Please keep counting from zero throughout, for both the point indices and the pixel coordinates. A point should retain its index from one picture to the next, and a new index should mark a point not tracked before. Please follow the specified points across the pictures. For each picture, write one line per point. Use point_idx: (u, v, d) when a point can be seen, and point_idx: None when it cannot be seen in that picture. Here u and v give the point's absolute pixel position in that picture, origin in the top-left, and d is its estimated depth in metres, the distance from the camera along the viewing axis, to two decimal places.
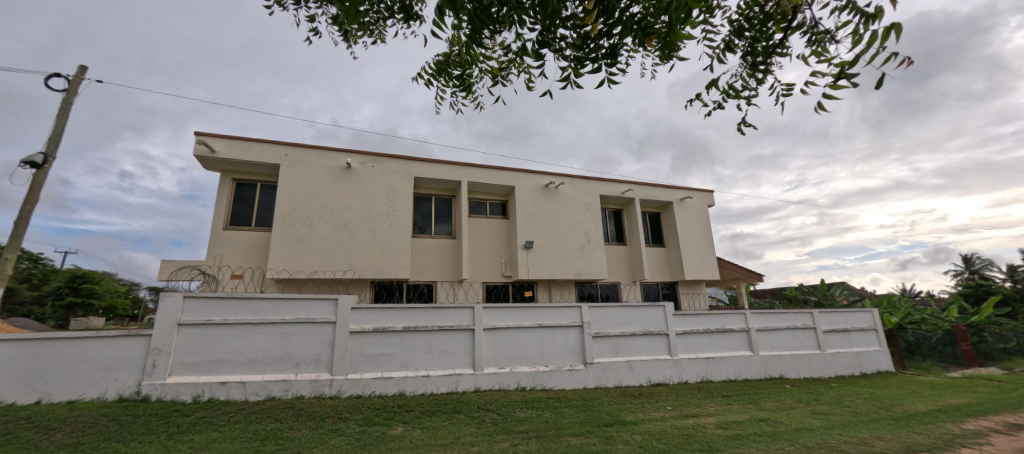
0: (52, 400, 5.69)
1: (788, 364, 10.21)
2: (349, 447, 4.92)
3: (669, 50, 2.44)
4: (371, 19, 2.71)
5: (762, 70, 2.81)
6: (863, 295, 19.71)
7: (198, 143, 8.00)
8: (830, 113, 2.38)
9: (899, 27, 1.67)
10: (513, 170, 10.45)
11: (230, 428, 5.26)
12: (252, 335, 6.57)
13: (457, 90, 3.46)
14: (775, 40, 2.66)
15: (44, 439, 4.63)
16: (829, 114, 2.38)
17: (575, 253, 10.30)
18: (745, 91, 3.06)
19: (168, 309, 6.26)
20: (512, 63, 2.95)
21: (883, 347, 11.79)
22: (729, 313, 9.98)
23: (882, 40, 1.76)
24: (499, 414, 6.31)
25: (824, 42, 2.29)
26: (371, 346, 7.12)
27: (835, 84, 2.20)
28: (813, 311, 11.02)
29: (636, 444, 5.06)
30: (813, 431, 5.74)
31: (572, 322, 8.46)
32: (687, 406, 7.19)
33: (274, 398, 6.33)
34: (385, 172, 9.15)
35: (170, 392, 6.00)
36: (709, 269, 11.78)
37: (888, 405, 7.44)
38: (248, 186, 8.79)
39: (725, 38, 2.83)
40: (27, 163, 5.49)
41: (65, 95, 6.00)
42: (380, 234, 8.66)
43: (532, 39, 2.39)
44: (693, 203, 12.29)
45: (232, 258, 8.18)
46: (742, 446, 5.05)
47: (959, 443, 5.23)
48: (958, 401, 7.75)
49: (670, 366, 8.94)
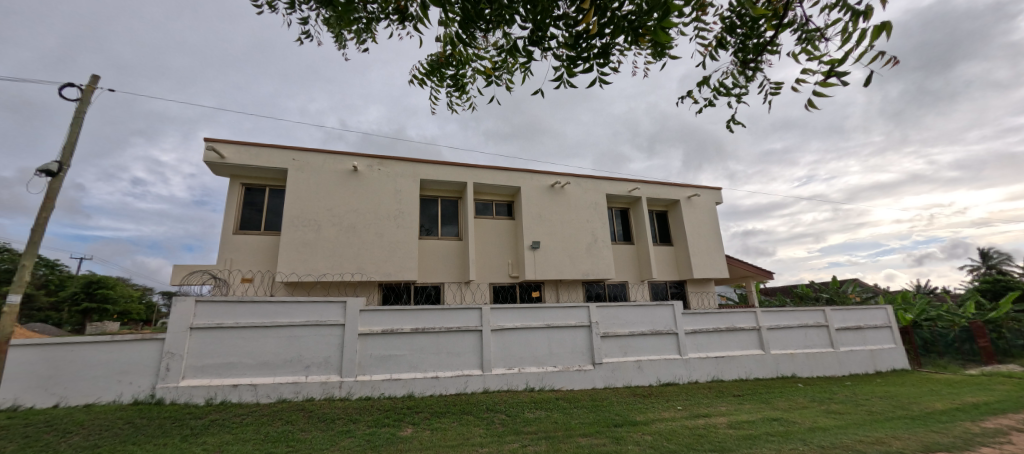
0: (69, 403, 5.79)
1: (800, 362, 10.08)
2: (360, 448, 4.95)
3: (660, 48, 2.39)
4: (363, 21, 2.69)
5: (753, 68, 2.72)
6: (877, 292, 19.51)
7: (207, 149, 8.09)
8: (820, 111, 2.28)
9: (889, 26, 1.60)
10: (519, 170, 10.43)
11: (242, 430, 5.32)
12: (263, 338, 6.64)
13: (451, 90, 3.44)
14: (767, 37, 2.57)
15: (62, 442, 4.71)
16: (820, 111, 2.28)
17: (582, 253, 10.27)
18: (737, 89, 2.97)
19: (180, 314, 6.34)
20: (504, 62, 2.92)
21: (898, 344, 11.59)
22: (739, 311, 9.87)
23: (872, 39, 1.68)
24: (508, 415, 6.30)
25: (815, 40, 2.21)
26: (380, 348, 7.16)
27: (825, 81, 2.11)
28: (825, 308, 10.88)
29: (646, 445, 5.02)
30: (828, 430, 5.66)
31: (580, 322, 8.43)
32: (698, 405, 7.13)
33: (285, 400, 6.39)
34: (390, 175, 9.19)
35: (184, 395, 6.09)
36: (719, 267, 11.67)
37: (905, 404, 7.30)
38: (257, 190, 8.88)
39: (715, 36, 2.74)
40: (42, 171, 5.60)
41: (78, 104, 6.11)
42: (387, 236, 8.70)
43: (522, 38, 2.34)
44: (701, 201, 12.16)
45: (242, 262, 8.26)
46: (754, 446, 4.99)
47: (979, 442, 5.11)
48: (978, 399, 7.58)
49: (679, 366, 8.87)
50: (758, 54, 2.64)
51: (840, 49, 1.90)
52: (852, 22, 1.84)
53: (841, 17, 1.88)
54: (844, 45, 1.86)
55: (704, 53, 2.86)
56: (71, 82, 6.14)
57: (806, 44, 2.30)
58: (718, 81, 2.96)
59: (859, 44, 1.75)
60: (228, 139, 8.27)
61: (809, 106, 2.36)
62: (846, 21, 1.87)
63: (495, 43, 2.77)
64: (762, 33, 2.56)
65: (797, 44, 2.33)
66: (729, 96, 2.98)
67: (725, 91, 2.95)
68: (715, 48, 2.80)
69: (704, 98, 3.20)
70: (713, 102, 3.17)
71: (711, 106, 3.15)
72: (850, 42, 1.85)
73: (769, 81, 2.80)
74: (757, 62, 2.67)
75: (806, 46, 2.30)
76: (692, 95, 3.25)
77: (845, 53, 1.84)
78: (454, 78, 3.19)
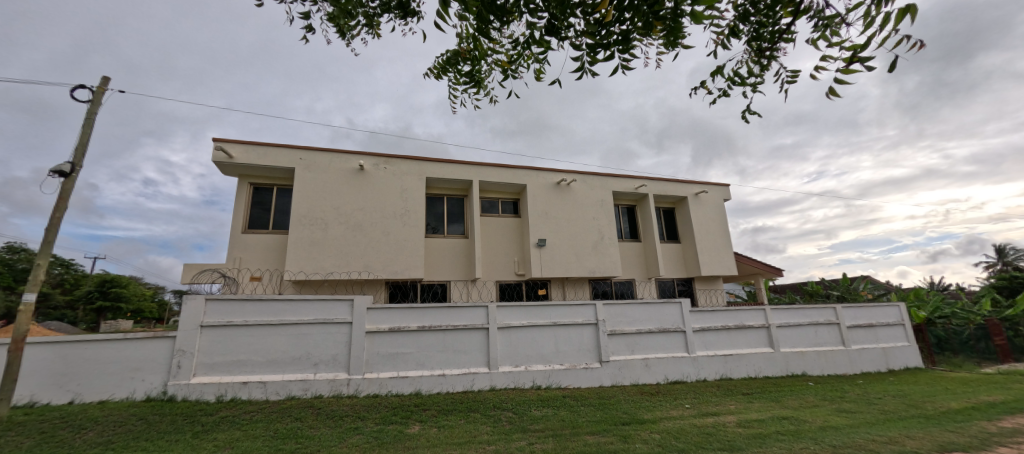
0: (84, 400, 5.89)
1: (810, 360, 9.96)
2: (368, 445, 4.97)
3: (675, 37, 2.34)
4: (374, 15, 2.67)
5: (769, 56, 2.66)
6: (889, 289, 19.26)
7: (215, 149, 8.16)
8: (841, 99, 2.21)
9: (915, 9, 1.55)
10: (525, 168, 10.41)
11: (252, 427, 5.39)
12: (272, 336, 6.70)
13: (469, 86, 3.40)
14: (782, 25, 2.51)
15: (77, 438, 4.80)
16: (841, 100, 2.21)
17: (589, 251, 10.23)
18: (752, 78, 2.91)
19: (190, 312, 6.42)
20: (520, 55, 2.90)
21: (911, 342, 11.40)
22: (748, 309, 9.77)
23: (895, 24, 1.63)
24: (515, 413, 6.30)
25: (835, 26, 2.15)
26: (386, 346, 7.19)
27: (846, 68, 2.05)
28: (836, 306, 10.74)
29: (654, 444, 4.99)
30: (839, 429, 5.59)
31: (587, 320, 8.40)
32: (707, 404, 7.08)
33: (294, 397, 6.45)
34: (397, 173, 9.22)
35: (194, 392, 6.16)
36: (727, 264, 11.56)
37: (918, 403, 7.17)
38: (265, 190, 8.96)
39: (728, 24, 2.68)
40: (55, 172, 5.69)
41: (89, 106, 6.19)
42: (394, 234, 8.73)
43: (539, 28, 2.31)
44: (709, 197, 12.05)
45: (250, 261, 8.34)
46: (764, 444, 4.94)
47: (996, 442, 5.00)
48: (994, 398, 7.43)
49: (687, 364, 8.82)
50: (774, 43, 2.59)
51: (862, 35, 1.84)
52: (874, 6, 1.78)
53: (863, 1, 1.82)
54: (866, 30, 1.80)
55: (717, 42, 2.81)
56: (82, 84, 6.23)
57: (824, 31, 2.23)
58: (732, 71, 2.90)
59: (882, 29, 1.69)
60: (237, 139, 8.34)
61: (828, 94, 2.28)
62: (868, 6, 1.81)
63: (511, 36, 2.73)
64: (778, 20, 2.50)
65: (815, 31, 2.26)
66: (744, 85, 2.92)
67: (740, 80, 2.89)
68: (728, 37, 2.75)
69: (718, 88, 3.14)
70: (727, 93, 3.12)
71: (725, 97, 3.09)
72: (873, 27, 1.78)
73: (785, 70, 2.74)
74: (773, 51, 2.62)
75: (825, 32, 2.23)
76: (705, 86, 3.20)
77: (867, 39, 1.78)
78: (470, 73, 3.16)
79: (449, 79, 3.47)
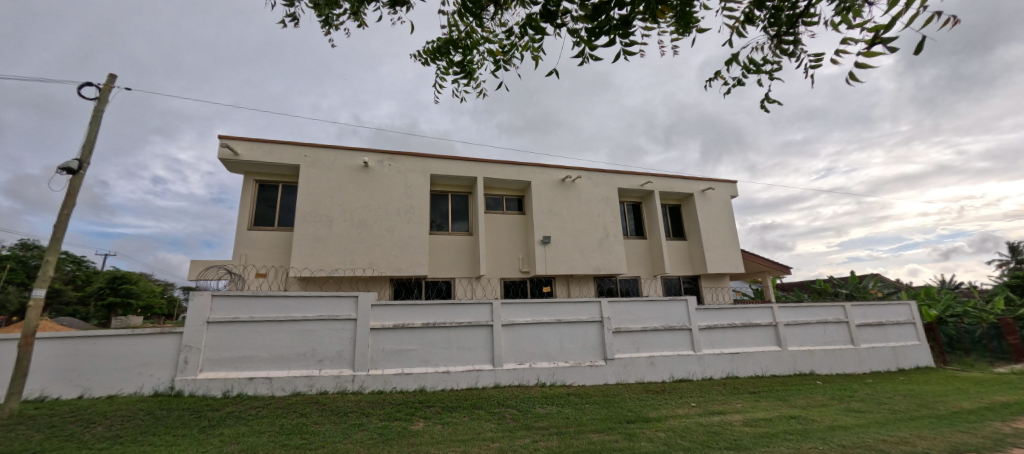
0: (93, 395, 5.95)
1: (818, 359, 9.85)
2: (373, 441, 4.98)
3: (683, 25, 2.30)
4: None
5: (787, 42, 2.57)
6: (899, 287, 19.08)
7: (221, 146, 8.18)
8: (863, 84, 2.10)
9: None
10: (529, 165, 10.36)
11: (258, 423, 5.43)
12: (277, 332, 6.72)
13: (459, 76, 3.30)
14: (801, 8, 2.43)
15: (86, 432, 4.85)
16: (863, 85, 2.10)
17: (593, 248, 10.17)
18: (767, 66, 2.82)
19: (197, 308, 6.46)
20: (513, 45, 2.83)
21: (922, 341, 11.23)
22: (755, 307, 9.68)
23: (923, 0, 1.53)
24: (519, 411, 6.29)
25: (857, 6, 2.04)
26: (391, 342, 7.21)
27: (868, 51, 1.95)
28: (845, 304, 10.61)
29: (659, 442, 4.94)
30: (848, 429, 5.51)
31: (592, 317, 8.36)
32: (713, 402, 7.03)
33: (299, 393, 6.49)
34: (401, 170, 9.21)
35: (201, 387, 6.19)
36: (734, 262, 11.45)
37: (930, 403, 7.06)
38: (270, 187, 8.99)
39: (744, 11, 2.60)
40: (63, 169, 5.73)
41: (96, 103, 6.23)
42: (398, 231, 8.74)
43: (534, 13, 2.23)
44: (716, 194, 11.91)
45: (256, 257, 8.37)
46: (771, 444, 4.88)
47: (1010, 443, 4.90)
48: (1007, 398, 7.29)
49: (693, 362, 8.75)
50: (792, 27, 2.50)
51: (887, 14, 1.74)
52: None
53: None
54: (892, 8, 1.71)
55: (732, 29, 2.72)
56: (89, 82, 6.27)
57: (846, 12, 2.13)
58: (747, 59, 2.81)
59: (908, 7, 1.60)
60: (242, 136, 8.36)
61: (850, 80, 2.15)
62: None
63: (505, 24, 2.67)
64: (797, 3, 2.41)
65: (836, 13, 2.16)
66: (760, 73, 2.82)
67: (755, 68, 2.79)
68: (743, 24, 2.66)
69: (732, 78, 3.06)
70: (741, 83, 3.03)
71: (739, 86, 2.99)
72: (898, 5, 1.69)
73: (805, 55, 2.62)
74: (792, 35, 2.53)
75: (847, 13, 2.12)
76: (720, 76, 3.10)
77: (892, 18, 1.68)
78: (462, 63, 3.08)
79: (438, 68, 3.37)
